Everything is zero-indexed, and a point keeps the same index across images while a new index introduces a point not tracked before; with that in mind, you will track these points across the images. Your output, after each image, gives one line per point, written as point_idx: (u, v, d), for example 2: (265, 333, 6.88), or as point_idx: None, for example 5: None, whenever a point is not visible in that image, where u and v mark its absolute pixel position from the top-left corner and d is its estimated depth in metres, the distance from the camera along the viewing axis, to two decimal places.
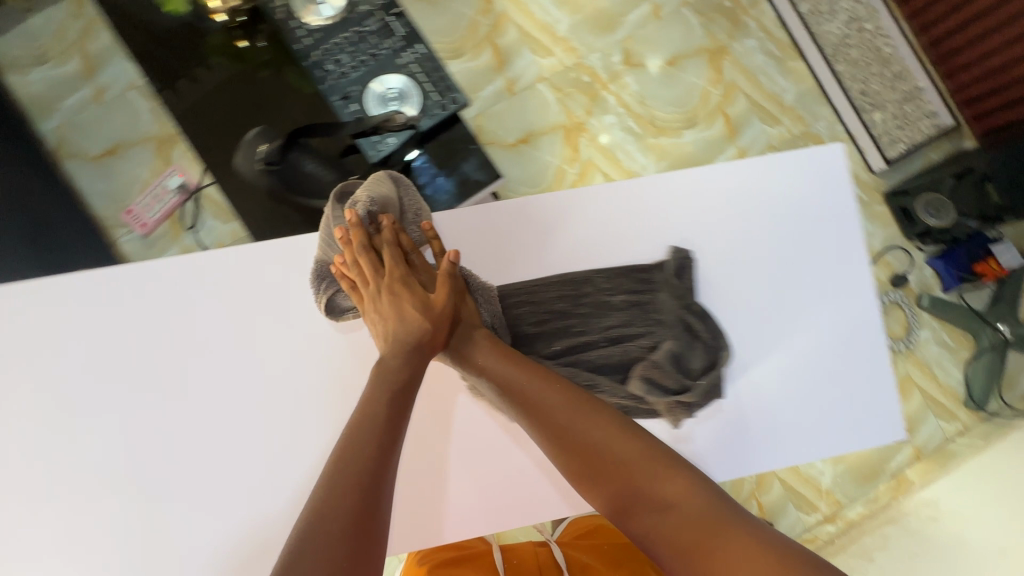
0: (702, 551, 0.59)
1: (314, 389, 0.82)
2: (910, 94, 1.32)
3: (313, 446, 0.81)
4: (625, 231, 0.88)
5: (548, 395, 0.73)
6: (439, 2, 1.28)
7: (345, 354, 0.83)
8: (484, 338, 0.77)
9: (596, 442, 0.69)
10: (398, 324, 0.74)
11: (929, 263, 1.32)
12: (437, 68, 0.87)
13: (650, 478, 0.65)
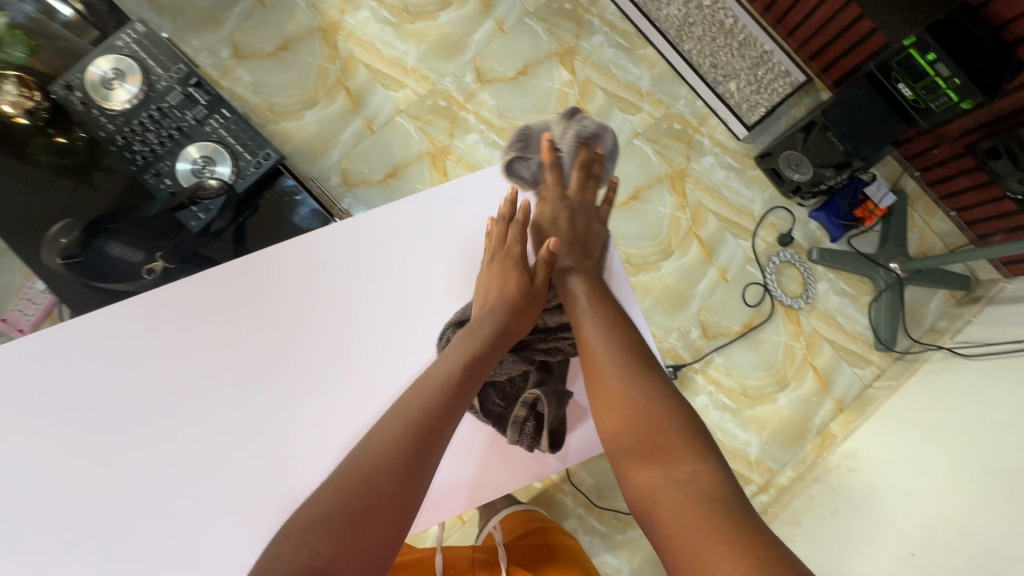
0: (696, 533, 0.52)
1: (379, 339, 0.82)
2: (759, 59, 1.33)
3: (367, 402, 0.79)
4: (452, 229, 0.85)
5: (604, 340, 0.71)
6: (286, 58, 1.31)
7: (419, 294, 0.83)
8: (584, 291, 0.77)
9: (643, 397, 0.65)
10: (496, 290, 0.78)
11: (812, 217, 1.34)
12: (246, 128, 0.88)
13: (678, 444, 0.60)
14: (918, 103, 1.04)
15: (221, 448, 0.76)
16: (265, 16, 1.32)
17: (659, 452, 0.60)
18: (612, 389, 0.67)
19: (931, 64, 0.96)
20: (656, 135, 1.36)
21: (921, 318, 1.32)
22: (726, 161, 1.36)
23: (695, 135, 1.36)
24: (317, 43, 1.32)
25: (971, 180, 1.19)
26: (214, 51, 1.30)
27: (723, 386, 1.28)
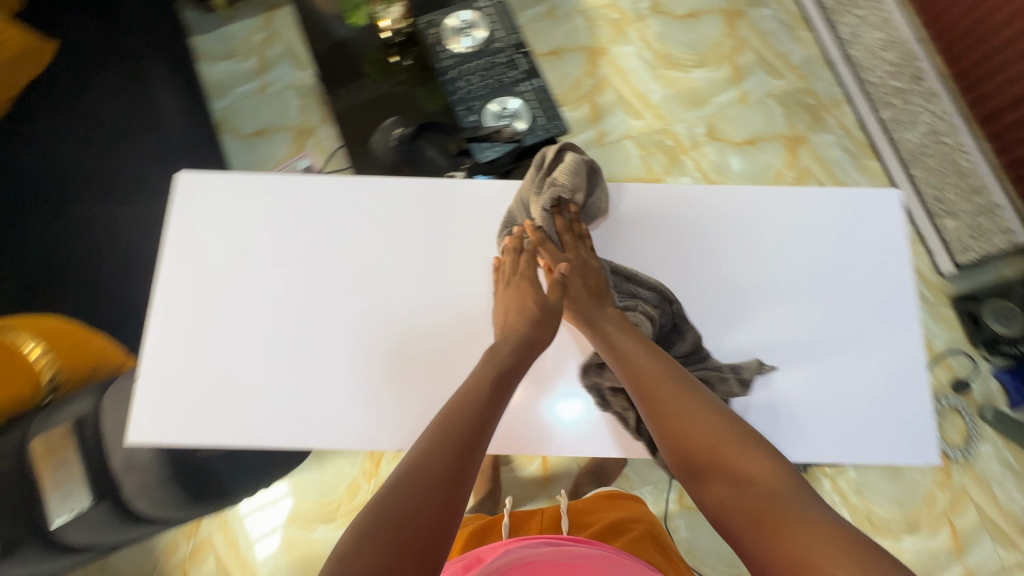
0: (771, 526, 0.50)
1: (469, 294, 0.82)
2: (986, 208, 1.35)
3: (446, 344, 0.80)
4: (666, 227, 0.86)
5: (647, 365, 0.70)
6: (553, 62, 1.50)
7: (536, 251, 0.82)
8: (613, 312, 0.77)
9: (703, 424, 0.62)
10: (514, 313, 0.76)
11: (996, 375, 1.29)
12: (548, 99, 1.03)
13: (806, 522, 0.49)
14: None
15: (332, 337, 0.79)
16: (548, 24, 1.53)
17: (715, 461, 0.59)
18: (681, 416, 0.64)
19: None
20: None
21: None
22: (919, 289, 1.35)
23: None
24: (582, 59, 1.51)
25: None
26: None
27: (848, 501, 1.23)
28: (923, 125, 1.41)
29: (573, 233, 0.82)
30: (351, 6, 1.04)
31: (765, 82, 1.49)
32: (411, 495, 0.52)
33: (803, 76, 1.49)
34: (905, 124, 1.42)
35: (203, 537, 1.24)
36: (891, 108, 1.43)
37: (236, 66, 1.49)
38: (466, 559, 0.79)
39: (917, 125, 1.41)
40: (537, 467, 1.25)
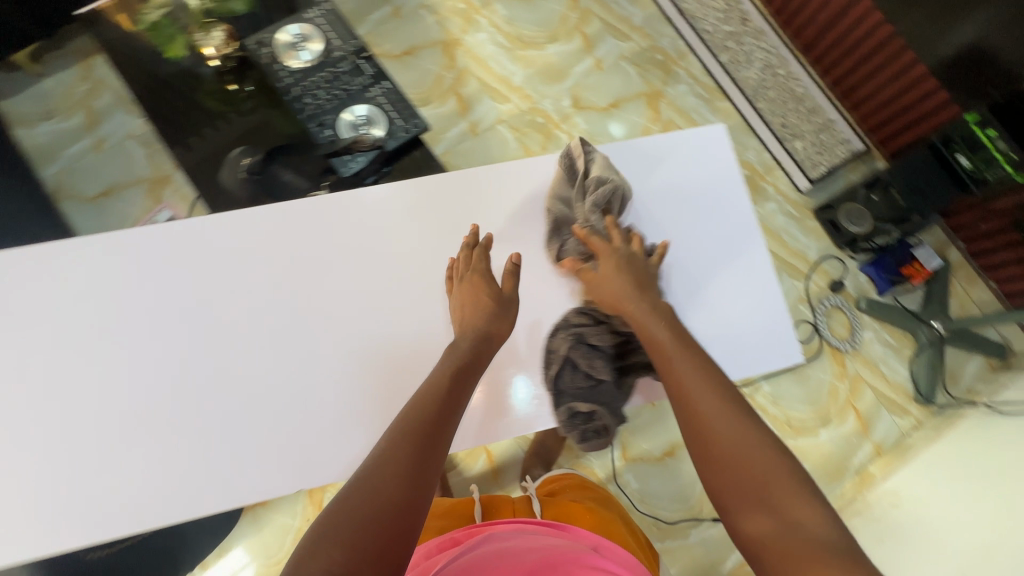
0: (783, 555, 0.53)
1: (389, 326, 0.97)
2: (825, 125, 1.49)
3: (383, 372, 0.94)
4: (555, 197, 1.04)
5: (694, 372, 0.74)
6: (409, 62, 1.48)
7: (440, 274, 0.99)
8: (665, 328, 0.83)
9: (717, 431, 0.66)
10: (470, 305, 0.91)
11: (862, 269, 1.45)
12: (402, 99, 1.01)
13: (765, 470, 0.61)
14: (974, 173, 1.17)
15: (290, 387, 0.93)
16: (397, 24, 1.50)
17: (754, 488, 0.60)
18: (699, 407, 0.69)
19: (991, 139, 1.10)
20: None
21: (959, 377, 1.39)
22: (786, 209, 1.49)
23: (761, 181, 1.51)
24: (438, 53, 1.50)
25: (1014, 254, 1.31)
26: None
27: (768, 413, 1.34)
28: (758, 60, 1.54)
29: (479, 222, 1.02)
30: (166, 38, 0.93)
31: (615, 46, 1.55)
32: (380, 493, 0.59)
33: (648, 35, 1.58)
34: (743, 63, 1.54)
35: None
36: (729, 51, 1.54)
37: (60, 126, 1.33)
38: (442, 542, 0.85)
39: (753, 62, 1.53)
40: (485, 463, 1.25)
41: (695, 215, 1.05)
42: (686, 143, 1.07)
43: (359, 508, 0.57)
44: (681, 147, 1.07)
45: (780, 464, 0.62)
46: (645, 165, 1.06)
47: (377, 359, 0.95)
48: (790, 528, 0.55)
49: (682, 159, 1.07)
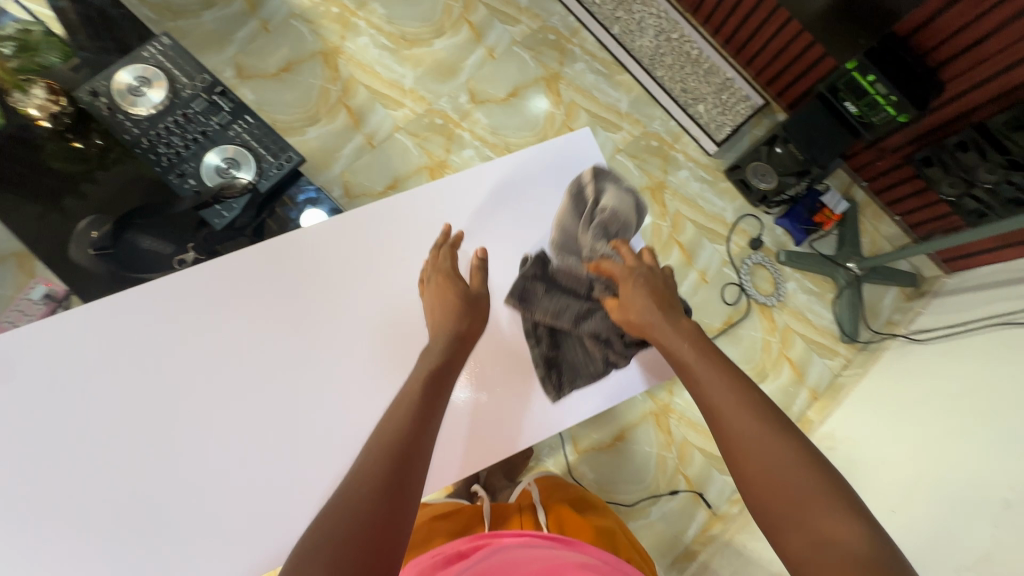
0: None
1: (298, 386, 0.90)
2: (724, 85, 1.48)
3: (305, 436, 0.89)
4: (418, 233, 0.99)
5: (727, 398, 0.72)
6: (289, 79, 1.38)
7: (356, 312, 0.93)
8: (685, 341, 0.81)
9: (773, 468, 0.64)
10: (437, 304, 0.85)
11: (777, 223, 1.48)
12: (268, 132, 0.93)
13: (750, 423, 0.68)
14: (861, 119, 1.19)
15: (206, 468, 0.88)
16: (268, 40, 1.39)
17: (807, 524, 0.59)
18: (743, 445, 0.67)
19: (870, 84, 1.12)
20: (635, 151, 1.49)
21: (879, 312, 1.45)
22: (699, 174, 1.50)
23: (670, 151, 1.50)
24: (318, 65, 1.40)
25: (912, 187, 1.35)
26: (218, 71, 1.35)
27: None
28: (651, 28, 1.51)
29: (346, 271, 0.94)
30: None
31: (505, 31, 1.49)
32: (366, 492, 0.58)
33: (537, 15, 1.52)
34: (636, 32, 1.51)
35: None
36: (620, 21, 1.51)
37: None
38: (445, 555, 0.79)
39: (646, 30, 1.50)
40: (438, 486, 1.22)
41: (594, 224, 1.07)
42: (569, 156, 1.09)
43: (345, 515, 0.55)
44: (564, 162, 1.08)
45: (769, 414, 0.68)
46: (535, 182, 1.06)
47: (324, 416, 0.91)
48: (783, 461, 0.64)
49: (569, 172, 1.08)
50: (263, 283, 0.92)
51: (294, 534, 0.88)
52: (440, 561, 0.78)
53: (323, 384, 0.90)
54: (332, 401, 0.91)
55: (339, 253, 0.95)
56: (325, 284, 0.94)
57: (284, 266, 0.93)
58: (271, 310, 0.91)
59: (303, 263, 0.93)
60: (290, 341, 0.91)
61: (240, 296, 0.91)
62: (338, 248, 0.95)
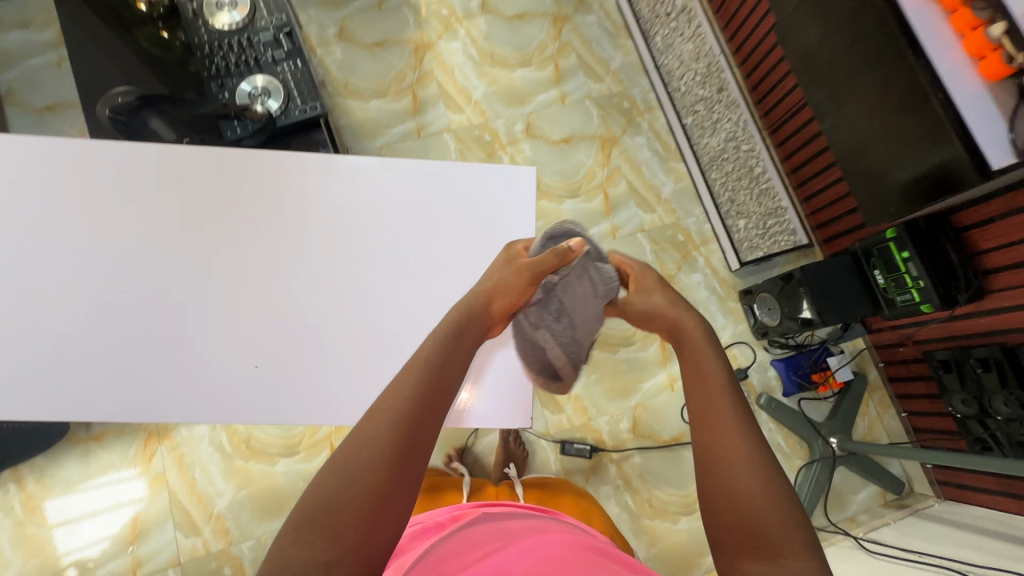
0: None
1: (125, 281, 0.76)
2: (774, 210, 1.42)
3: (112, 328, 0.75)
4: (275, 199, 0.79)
5: (722, 381, 0.55)
6: (378, 53, 1.50)
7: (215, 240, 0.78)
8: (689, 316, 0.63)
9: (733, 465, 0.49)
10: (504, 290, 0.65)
11: (772, 364, 1.38)
12: (308, 80, 1.03)
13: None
14: (886, 293, 1.12)
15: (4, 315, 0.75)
16: (376, 15, 1.53)
17: (758, 542, 0.46)
18: (715, 429, 0.52)
19: (903, 260, 1.05)
20: (658, 237, 1.46)
21: (844, 503, 1.30)
22: (711, 284, 1.45)
23: (693, 251, 1.47)
24: (407, 51, 1.51)
25: (926, 387, 1.23)
26: (324, 25, 1.50)
27: (631, 485, 1.28)
28: (724, 131, 1.47)
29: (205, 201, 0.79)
30: None
31: (584, 84, 1.55)
32: (348, 490, 0.47)
33: (621, 81, 1.57)
34: (708, 129, 1.49)
35: None
36: (696, 114, 1.51)
37: (31, 36, 1.39)
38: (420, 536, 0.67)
39: (719, 129, 1.47)
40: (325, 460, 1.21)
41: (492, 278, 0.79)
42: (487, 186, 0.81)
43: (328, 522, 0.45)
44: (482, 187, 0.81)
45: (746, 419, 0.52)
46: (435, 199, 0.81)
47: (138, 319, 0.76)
48: (743, 467, 0.49)
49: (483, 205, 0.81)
50: (180, 191, 0.79)
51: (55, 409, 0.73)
52: (417, 531, 0.70)
53: (181, 317, 0.76)
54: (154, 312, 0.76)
55: (270, 198, 0.79)
56: (247, 219, 0.79)
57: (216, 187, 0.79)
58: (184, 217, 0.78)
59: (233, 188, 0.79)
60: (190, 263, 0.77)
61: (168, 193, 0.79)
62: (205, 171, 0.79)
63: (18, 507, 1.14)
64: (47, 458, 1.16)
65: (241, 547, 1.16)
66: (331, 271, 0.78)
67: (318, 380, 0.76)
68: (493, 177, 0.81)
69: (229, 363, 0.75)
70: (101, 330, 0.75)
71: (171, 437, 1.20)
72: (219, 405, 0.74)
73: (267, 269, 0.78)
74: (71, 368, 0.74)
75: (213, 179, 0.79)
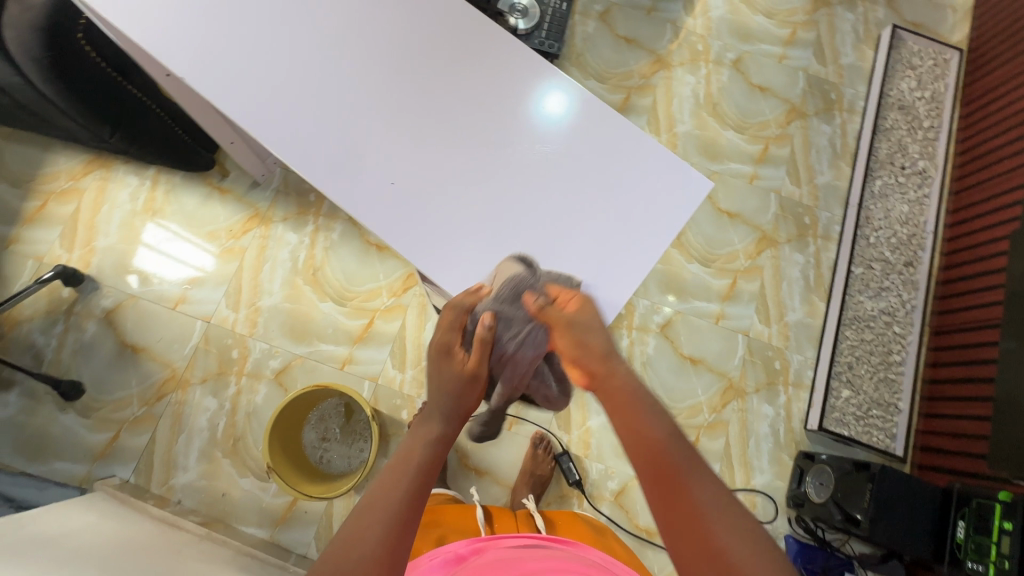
0: None
1: (342, 51, 0.82)
2: (884, 403, 1.33)
3: (306, 71, 0.80)
4: (488, 78, 0.83)
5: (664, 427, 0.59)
6: (621, 47, 1.56)
7: (427, 74, 0.83)
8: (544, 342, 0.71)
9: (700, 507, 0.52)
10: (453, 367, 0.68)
11: (786, 538, 1.24)
12: (562, 24, 1.09)
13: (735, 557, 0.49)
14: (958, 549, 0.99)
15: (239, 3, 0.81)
16: (641, 16, 1.59)
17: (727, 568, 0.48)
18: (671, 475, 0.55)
19: (1000, 530, 0.92)
20: (757, 350, 1.37)
21: None
22: (778, 426, 1.32)
23: (780, 384, 1.35)
24: (647, 60, 1.56)
25: None
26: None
27: None
28: (885, 301, 1.40)
29: (437, 47, 0.84)
30: None
31: (781, 179, 1.50)
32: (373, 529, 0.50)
33: (816, 197, 1.49)
34: (870, 290, 1.40)
35: (79, 187, 1.31)
36: (868, 270, 1.42)
37: None
38: (443, 555, 0.66)
39: (880, 297, 1.40)
40: (360, 326, 1.29)
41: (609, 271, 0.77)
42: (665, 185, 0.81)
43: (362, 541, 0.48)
44: (666, 181, 0.81)
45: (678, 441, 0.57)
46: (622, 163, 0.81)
47: (327, 87, 0.80)
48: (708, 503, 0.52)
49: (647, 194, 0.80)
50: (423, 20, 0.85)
51: (210, 89, 0.78)
52: (436, 564, 0.65)
53: (364, 104, 0.80)
54: (343, 89, 0.81)
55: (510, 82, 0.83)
56: (479, 84, 0.83)
57: (478, 44, 0.84)
58: (437, 52, 0.84)
59: (482, 56, 0.84)
60: (411, 81, 0.82)
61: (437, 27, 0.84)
62: (449, 27, 0.85)
63: (141, 200, 1.31)
64: (182, 181, 1.33)
65: (255, 343, 1.26)
66: (508, 164, 0.80)
67: (428, 233, 0.77)
68: (676, 174, 0.82)
69: (381, 166, 0.78)
70: (321, 87, 0.80)
71: (268, 227, 1.33)
72: (346, 197, 0.77)
73: (469, 127, 0.81)
74: (267, 88, 0.79)
75: (476, 40, 0.85)
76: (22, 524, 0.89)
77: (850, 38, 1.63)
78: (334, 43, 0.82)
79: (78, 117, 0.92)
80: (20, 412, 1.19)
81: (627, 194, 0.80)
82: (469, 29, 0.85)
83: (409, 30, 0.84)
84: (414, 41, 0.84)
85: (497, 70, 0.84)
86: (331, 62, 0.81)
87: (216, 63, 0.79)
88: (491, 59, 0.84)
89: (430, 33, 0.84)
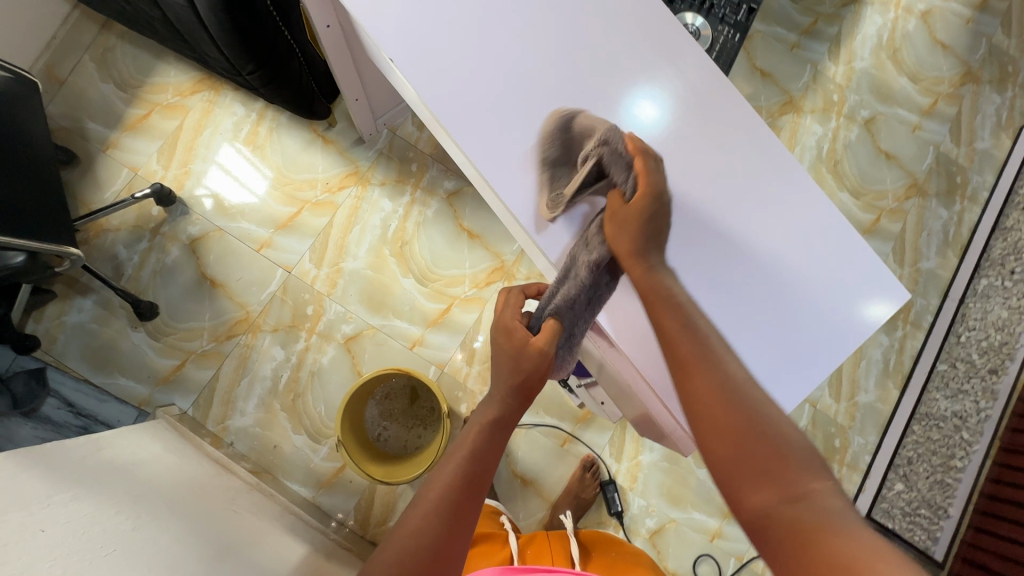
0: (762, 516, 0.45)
1: (530, 43, 0.67)
2: (933, 505, 1.30)
3: (494, 58, 0.67)
4: (688, 118, 0.70)
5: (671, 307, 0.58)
6: (754, 79, 1.48)
7: (625, 94, 0.69)
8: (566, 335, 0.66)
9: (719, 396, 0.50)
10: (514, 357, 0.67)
11: None
12: (730, 55, 1.01)
13: (766, 420, 0.49)
14: None
15: None
16: (783, 51, 1.50)
17: (755, 458, 0.47)
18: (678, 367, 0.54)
19: None
20: (820, 424, 1.35)
21: None
22: None
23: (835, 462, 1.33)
24: (778, 99, 1.48)
25: None
26: None
27: None
28: (962, 403, 1.34)
29: (638, 62, 0.70)
30: None
31: (884, 255, 1.44)
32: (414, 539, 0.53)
33: (915, 282, 1.45)
34: (948, 390, 1.36)
35: (186, 104, 1.27)
36: (950, 370, 1.38)
37: None
38: None
39: (957, 400, 1.35)
40: (437, 310, 1.26)
41: (774, 390, 0.69)
42: (861, 287, 0.72)
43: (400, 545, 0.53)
44: (853, 277, 0.71)
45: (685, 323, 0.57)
46: (809, 238, 0.71)
47: (516, 83, 0.67)
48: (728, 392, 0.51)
49: (843, 288, 0.71)
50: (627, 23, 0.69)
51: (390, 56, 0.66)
52: None
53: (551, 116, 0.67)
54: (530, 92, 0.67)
55: (708, 118, 0.70)
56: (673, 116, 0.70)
57: (672, 55, 0.70)
58: (625, 57, 0.69)
59: (685, 85, 0.70)
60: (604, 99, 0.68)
61: (622, 22, 0.69)
62: (654, 38, 0.70)
63: (243, 133, 1.28)
64: (288, 121, 1.29)
65: (332, 304, 1.24)
66: (695, 228, 0.69)
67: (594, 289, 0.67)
68: (869, 273, 0.72)
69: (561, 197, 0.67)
70: (497, 85, 0.66)
71: (365, 187, 1.29)
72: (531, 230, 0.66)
73: (654, 167, 0.68)
74: (448, 69, 0.66)
75: (683, 63, 0.70)
76: (98, 447, 0.89)
77: (991, 121, 1.54)
78: (524, 22, 0.67)
79: (226, 49, 0.87)
80: (92, 321, 1.18)
81: (808, 287, 0.70)
82: (675, 45, 0.70)
83: (607, 32, 0.69)
84: (611, 45, 0.69)
85: (699, 109, 0.70)
86: (518, 55, 0.67)
87: (401, 21, 0.66)
88: (694, 92, 0.70)
89: (623, 31, 0.69)
